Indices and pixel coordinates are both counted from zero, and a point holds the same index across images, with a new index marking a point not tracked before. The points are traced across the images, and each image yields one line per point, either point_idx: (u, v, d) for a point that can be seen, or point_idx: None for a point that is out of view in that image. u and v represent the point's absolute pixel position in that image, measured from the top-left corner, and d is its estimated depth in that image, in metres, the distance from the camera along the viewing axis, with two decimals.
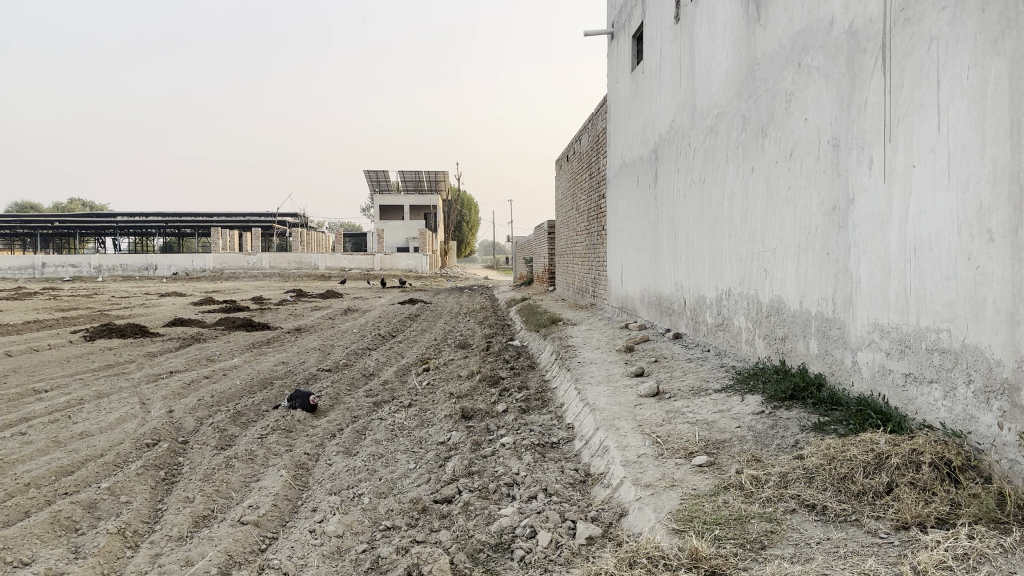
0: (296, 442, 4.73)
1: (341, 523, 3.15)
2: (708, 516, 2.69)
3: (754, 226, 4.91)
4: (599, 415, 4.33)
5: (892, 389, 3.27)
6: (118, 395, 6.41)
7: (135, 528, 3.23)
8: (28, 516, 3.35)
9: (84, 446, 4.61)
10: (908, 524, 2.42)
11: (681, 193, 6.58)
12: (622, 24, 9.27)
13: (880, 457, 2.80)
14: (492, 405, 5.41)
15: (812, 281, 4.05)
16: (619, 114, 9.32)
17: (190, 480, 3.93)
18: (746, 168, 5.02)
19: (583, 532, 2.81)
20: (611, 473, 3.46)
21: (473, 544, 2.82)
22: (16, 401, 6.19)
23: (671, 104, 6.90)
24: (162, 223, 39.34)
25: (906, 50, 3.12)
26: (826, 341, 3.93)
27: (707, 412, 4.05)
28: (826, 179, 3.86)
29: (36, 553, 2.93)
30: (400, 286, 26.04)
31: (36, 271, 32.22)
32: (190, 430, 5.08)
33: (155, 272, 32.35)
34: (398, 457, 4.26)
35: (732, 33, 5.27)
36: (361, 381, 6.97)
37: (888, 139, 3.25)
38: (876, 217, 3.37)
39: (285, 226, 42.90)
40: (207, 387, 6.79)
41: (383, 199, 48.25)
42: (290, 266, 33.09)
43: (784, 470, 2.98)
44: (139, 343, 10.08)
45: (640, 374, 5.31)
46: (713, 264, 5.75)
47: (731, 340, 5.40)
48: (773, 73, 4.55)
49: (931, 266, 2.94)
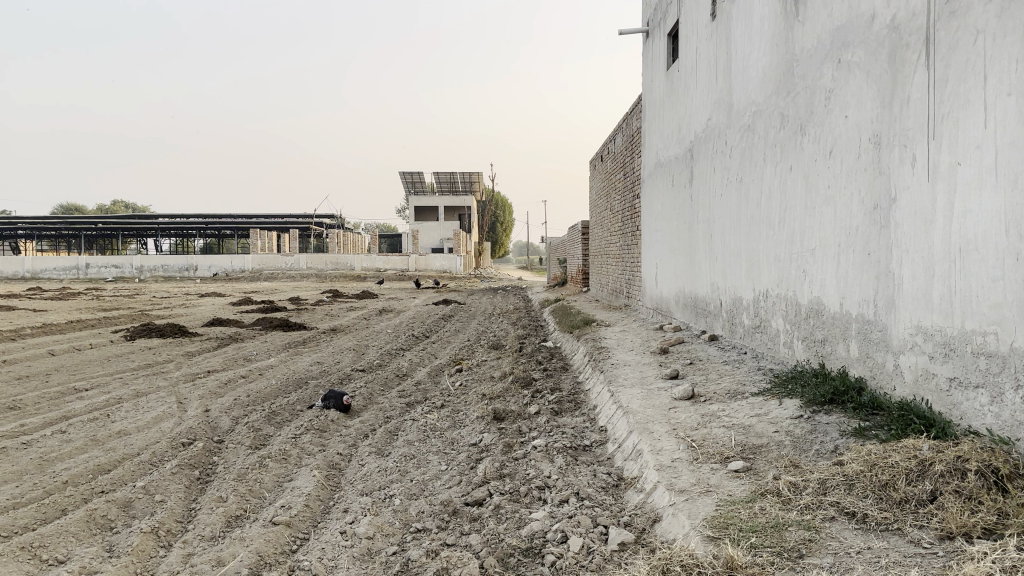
0: (329, 442, 4.74)
1: (372, 525, 3.14)
2: (744, 523, 2.62)
3: (792, 227, 4.81)
4: (632, 418, 4.28)
5: (936, 394, 3.17)
6: (157, 394, 6.50)
7: (169, 527, 3.25)
8: (65, 514, 3.40)
9: (121, 444, 4.67)
10: (953, 534, 2.33)
11: (717, 192, 6.49)
12: (658, 23, 9.18)
13: (923, 464, 2.71)
14: (524, 406, 5.39)
15: (852, 282, 3.95)
16: (653, 113, 9.25)
17: (223, 479, 3.95)
18: (784, 166, 4.93)
19: (616, 538, 2.76)
20: (644, 478, 3.40)
21: (504, 548, 2.79)
22: (58, 399, 6.32)
23: (707, 101, 6.80)
24: (202, 224, 40.02)
25: (950, 44, 3.02)
26: (867, 344, 3.83)
27: (744, 416, 3.97)
28: (867, 177, 3.76)
29: (72, 551, 2.97)
30: (435, 287, 26.12)
31: (81, 271, 32.90)
32: (226, 430, 5.12)
33: (195, 272, 32.89)
34: (430, 458, 4.25)
35: (770, 29, 5.18)
36: (394, 381, 7.00)
37: (932, 136, 3.15)
38: (919, 216, 3.26)
39: (321, 227, 43.35)
40: (243, 387, 6.86)
41: (418, 200, 48.47)
42: (326, 266, 33.40)
43: (823, 476, 2.90)
44: (178, 342, 10.23)
45: (675, 376, 5.24)
46: (750, 265, 5.65)
47: (769, 342, 5.30)
48: (813, 69, 4.46)
49: (978, 267, 2.84)
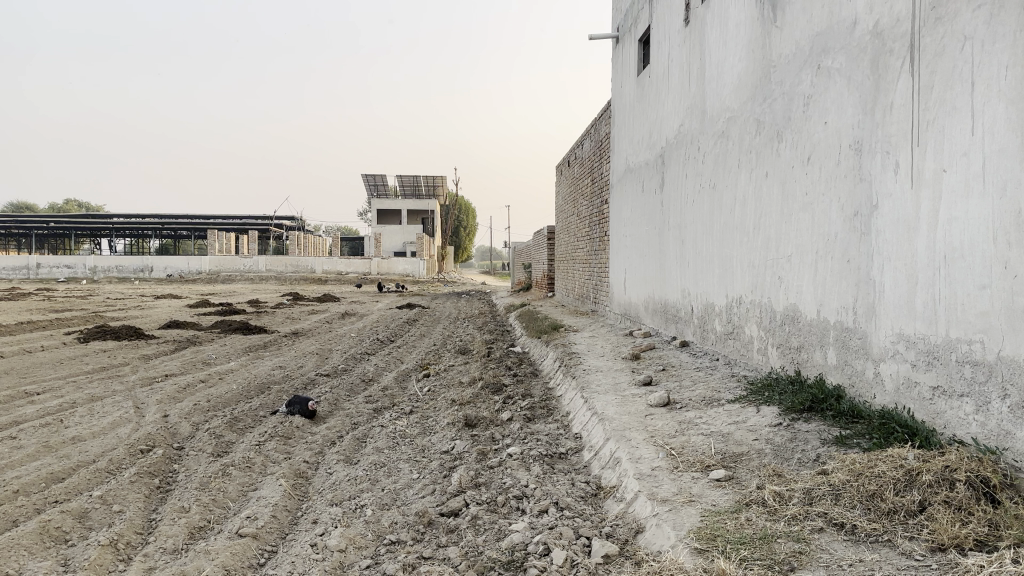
0: (295, 449, 4.60)
1: (344, 537, 3.01)
2: (732, 534, 2.55)
3: (767, 233, 4.80)
4: (608, 425, 4.20)
5: (918, 402, 3.15)
6: (113, 399, 6.26)
7: (128, 539, 3.08)
8: (16, 526, 3.20)
9: (75, 451, 4.46)
10: (945, 545, 2.29)
11: (689, 198, 6.47)
12: (628, 28, 9.17)
13: (910, 473, 2.68)
14: (496, 413, 5.28)
15: (830, 289, 3.94)
16: (623, 118, 9.25)
17: (185, 488, 3.78)
18: (760, 172, 4.91)
19: (600, 550, 2.68)
20: (624, 487, 3.33)
21: (483, 561, 2.69)
22: (8, 403, 6.04)
23: (679, 107, 6.79)
24: (159, 224, 39.18)
25: (936, 50, 3.00)
26: (845, 351, 3.81)
27: (721, 424, 3.92)
28: (847, 183, 3.74)
29: (23, 566, 2.79)
30: (398, 291, 25.87)
31: (31, 271, 31.77)
32: (186, 436, 4.94)
33: (152, 273, 32.08)
34: (401, 467, 4.13)
35: (746, 35, 5.17)
36: (360, 386, 6.84)
37: (916, 142, 3.13)
38: (902, 223, 3.25)
39: (282, 228, 42.66)
40: (203, 391, 6.64)
41: (380, 203, 47.98)
42: (287, 269, 32.88)
43: (808, 486, 2.85)
44: (134, 345, 9.88)
45: (648, 383, 5.18)
46: (723, 271, 5.63)
47: (742, 348, 5.28)
48: (791, 75, 4.44)
49: (963, 275, 2.82)
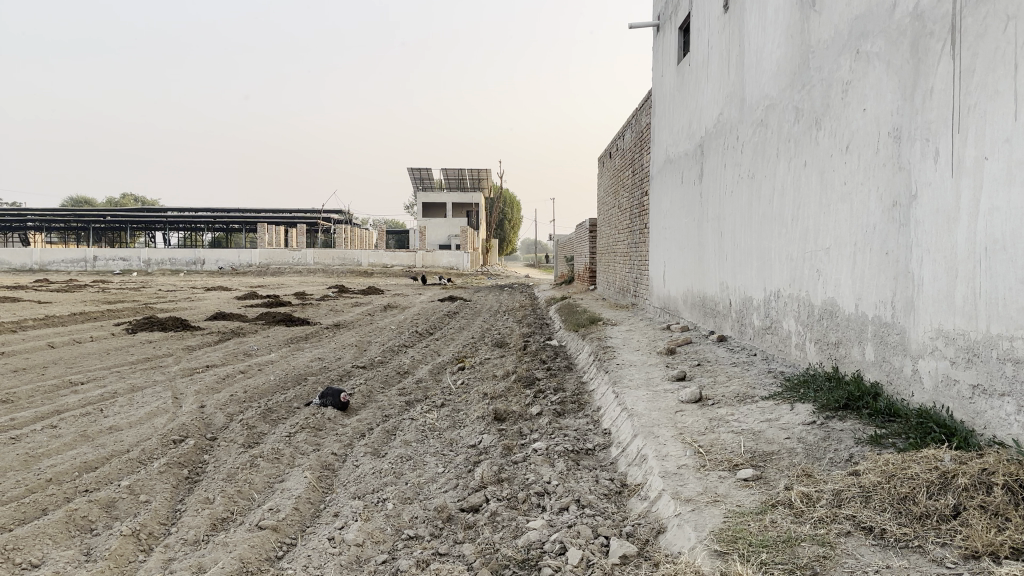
0: (324, 441, 4.61)
1: (362, 532, 2.99)
2: (754, 537, 2.46)
3: (805, 224, 4.65)
4: (636, 421, 4.13)
5: (957, 402, 3.01)
6: (153, 389, 6.38)
7: (150, 530, 3.11)
8: (44, 514, 3.26)
9: (111, 440, 4.54)
10: (979, 553, 2.17)
11: (728, 189, 6.33)
12: (669, 16, 8.99)
13: (945, 475, 2.55)
14: (526, 407, 5.24)
15: (868, 283, 3.80)
16: (663, 108, 9.08)
17: (212, 479, 3.81)
18: (798, 161, 4.76)
19: (617, 550, 2.61)
20: (649, 485, 3.25)
21: (498, 560, 2.64)
22: (53, 392, 6.18)
23: (718, 96, 6.64)
24: (210, 218, 39.97)
25: (978, 31, 2.85)
26: (883, 347, 3.67)
27: (753, 421, 3.81)
28: (885, 173, 3.60)
29: (47, 554, 2.82)
30: (443, 283, 26.01)
31: (88, 263, 32.55)
32: (219, 427, 4.99)
33: (203, 266, 32.72)
34: (427, 460, 4.11)
35: (785, 20, 5.01)
36: (395, 379, 6.86)
37: (957, 128, 2.98)
38: (941, 213, 3.10)
39: (329, 221, 43.15)
40: (241, 382, 6.72)
41: (426, 197, 48.24)
42: (334, 262, 33.26)
43: (838, 487, 2.74)
44: (179, 336, 10.06)
45: (682, 378, 5.08)
46: (761, 264, 5.49)
47: (780, 343, 5.14)
48: (829, 61, 4.29)
49: (1005, 268, 2.67)
